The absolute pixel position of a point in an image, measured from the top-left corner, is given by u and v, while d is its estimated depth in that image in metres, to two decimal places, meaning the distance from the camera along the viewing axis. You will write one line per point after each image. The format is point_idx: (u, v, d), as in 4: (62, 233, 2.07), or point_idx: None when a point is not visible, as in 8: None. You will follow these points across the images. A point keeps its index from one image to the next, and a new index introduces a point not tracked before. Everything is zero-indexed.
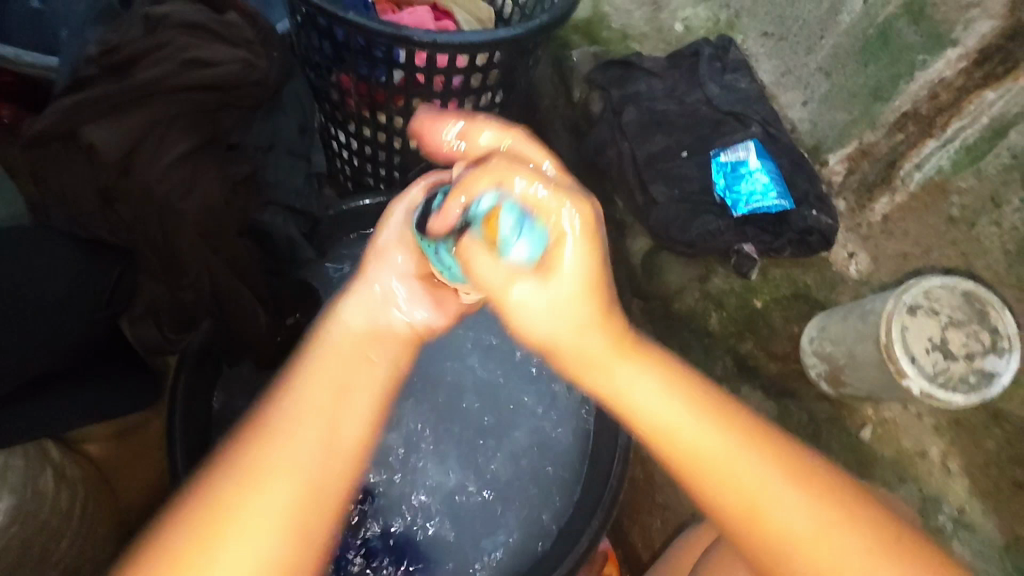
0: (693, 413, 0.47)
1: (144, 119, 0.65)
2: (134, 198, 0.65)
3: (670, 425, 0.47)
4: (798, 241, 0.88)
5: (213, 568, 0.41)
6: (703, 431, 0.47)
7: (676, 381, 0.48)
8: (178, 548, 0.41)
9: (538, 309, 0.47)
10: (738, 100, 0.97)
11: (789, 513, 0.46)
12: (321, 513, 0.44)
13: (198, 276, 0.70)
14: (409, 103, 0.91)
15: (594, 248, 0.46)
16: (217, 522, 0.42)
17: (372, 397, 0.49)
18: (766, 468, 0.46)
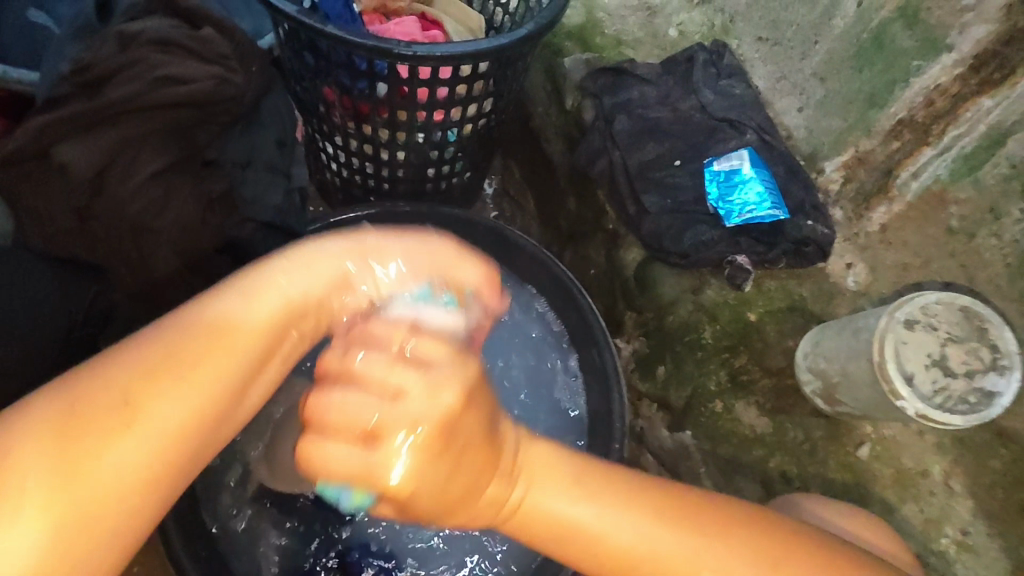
0: (630, 533, 0.45)
1: (116, 139, 0.64)
2: (108, 218, 0.65)
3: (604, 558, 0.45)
4: (793, 251, 0.85)
5: (103, 467, 0.37)
6: (644, 545, 0.45)
7: (600, 507, 0.45)
8: (81, 435, 0.37)
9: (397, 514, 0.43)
10: (732, 107, 0.95)
11: None
12: (205, 458, 0.42)
13: (175, 294, 0.70)
14: (395, 115, 0.90)
15: (422, 474, 0.40)
16: (41, 493, 0.36)
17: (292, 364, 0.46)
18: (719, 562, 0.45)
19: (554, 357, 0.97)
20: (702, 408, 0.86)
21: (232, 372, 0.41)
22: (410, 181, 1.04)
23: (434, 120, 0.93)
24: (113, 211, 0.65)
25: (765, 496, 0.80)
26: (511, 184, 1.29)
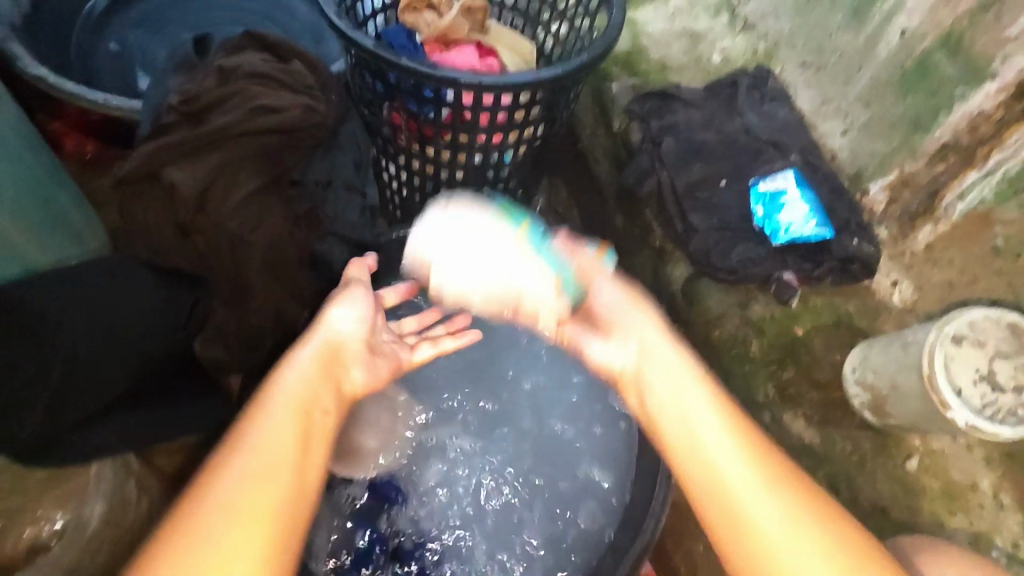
0: (781, 503, 0.53)
1: (218, 163, 0.72)
2: (208, 232, 0.72)
3: (727, 482, 0.55)
4: (839, 268, 0.89)
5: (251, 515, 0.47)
6: (765, 504, 0.53)
7: (781, 482, 0.54)
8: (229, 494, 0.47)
9: (662, 363, 0.63)
10: (777, 129, 1.00)
11: (808, 565, 0.51)
12: (296, 520, 0.49)
13: (264, 301, 0.76)
14: (457, 138, 0.96)
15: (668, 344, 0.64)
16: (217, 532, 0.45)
17: (321, 445, 0.55)
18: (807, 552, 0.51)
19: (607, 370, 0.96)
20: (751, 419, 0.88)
21: (319, 441, 0.55)
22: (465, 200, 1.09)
23: (492, 143, 0.98)
24: (213, 226, 0.72)
25: None
26: (557, 203, 1.33)
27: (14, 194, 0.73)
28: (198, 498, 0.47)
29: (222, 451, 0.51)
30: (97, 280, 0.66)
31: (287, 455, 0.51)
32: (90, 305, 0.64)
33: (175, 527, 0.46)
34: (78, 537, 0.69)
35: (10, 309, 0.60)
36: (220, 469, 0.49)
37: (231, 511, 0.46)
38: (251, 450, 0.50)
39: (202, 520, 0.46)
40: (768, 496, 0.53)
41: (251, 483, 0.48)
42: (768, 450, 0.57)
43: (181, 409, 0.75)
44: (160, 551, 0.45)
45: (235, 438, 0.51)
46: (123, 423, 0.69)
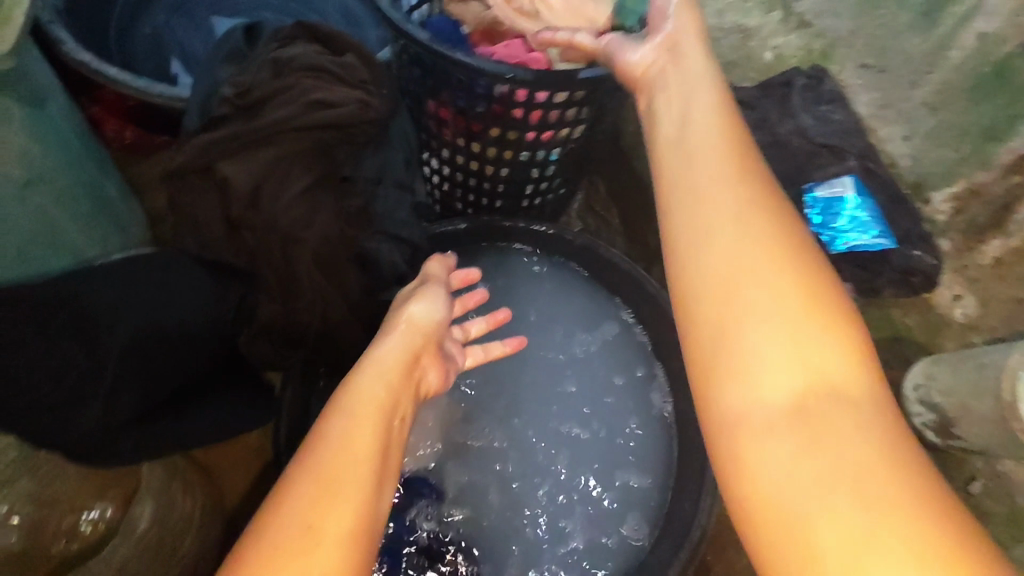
0: (771, 290, 0.46)
1: (272, 158, 0.71)
2: (260, 227, 0.72)
3: (712, 246, 0.49)
4: (899, 280, 0.88)
5: (331, 532, 0.45)
6: (753, 288, 0.46)
7: (780, 263, 0.47)
8: (307, 506, 0.46)
9: (694, 122, 0.55)
10: (834, 133, 0.97)
11: (771, 374, 0.44)
12: (372, 538, 0.47)
13: (313, 301, 0.75)
14: (505, 135, 0.93)
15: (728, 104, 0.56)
16: (296, 548, 0.44)
17: (394, 457, 0.54)
18: (788, 353, 0.45)
19: (642, 372, 0.96)
20: None
21: (391, 452, 0.53)
22: (507, 199, 1.07)
23: (541, 140, 0.95)
24: (265, 223, 0.72)
25: None
26: (597, 201, 1.30)
27: (66, 185, 0.72)
28: (272, 510, 0.47)
29: (301, 463, 0.49)
30: (155, 276, 0.67)
31: (360, 465, 0.50)
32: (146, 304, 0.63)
33: (255, 541, 0.45)
34: (127, 537, 0.75)
35: (68, 311, 0.59)
36: (293, 481, 0.48)
37: (305, 521, 0.45)
38: (327, 460, 0.49)
39: (283, 532, 0.45)
40: (738, 235, 0.48)
41: (322, 491, 0.47)
42: (767, 186, 0.51)
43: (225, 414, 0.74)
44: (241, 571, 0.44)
45: (313, 447, 0.50)
46: (170, 425, 0.69)
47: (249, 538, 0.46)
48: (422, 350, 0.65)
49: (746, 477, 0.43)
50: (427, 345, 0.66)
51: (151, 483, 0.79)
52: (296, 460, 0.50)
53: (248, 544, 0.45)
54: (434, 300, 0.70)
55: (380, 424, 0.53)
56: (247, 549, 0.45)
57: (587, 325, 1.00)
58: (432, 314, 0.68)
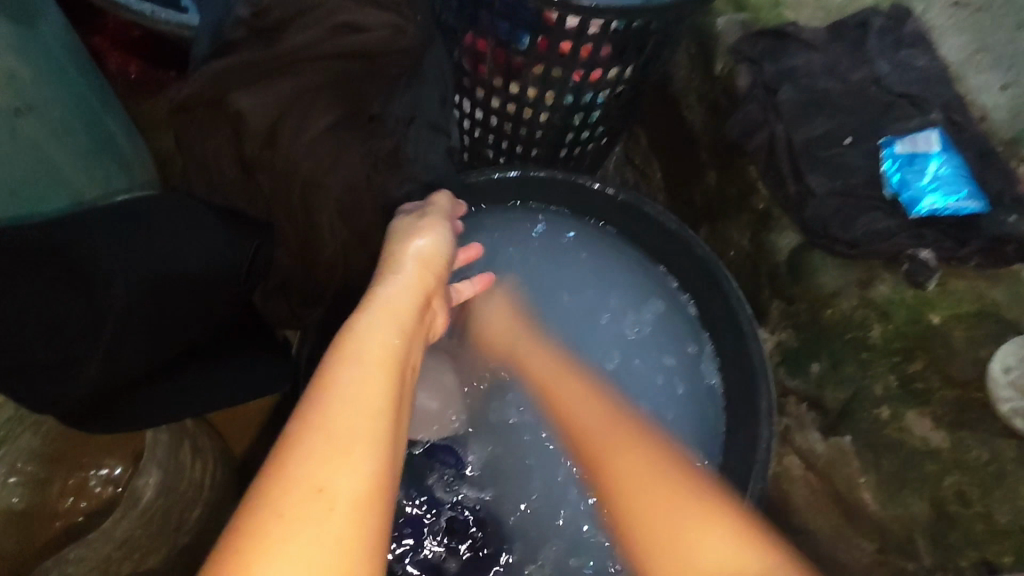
0: (681, 521, 0.61)
1: (293, 92, 0.63)
2: (279, 168, 0.66)
3: (625, 502, 0.66)
4: (988, 249, 0.76)
5: (343, 491, 0.39)
6: (661, 514, 0.63)
7: (677, 496, 0.63)
8: (313, 462, 0.39)
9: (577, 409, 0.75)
10: (916, 80, 0.85)
11: (704, 558, 0.57)
12: (388, 500, 0.41)
13: (335, 254, 0.71)
14: (548, 72, 0.83)
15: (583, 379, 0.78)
16: (304, 513, 0.37)
17: (408, 406, 0.48)
18: (709, 554, 0.57)
19: (693, 349, 0.89)
20: (865, 412, 0.78)
21: (405, 400, 0.47)
22: (544, 148, 0.98)
23: (589, 81, 0.85)
24: (284, 165, 0.65)
25: (935, 516, 0.72)
26: (636, 153, 1.20)
27: (60, 111, 0.64)
28: (274, 467, 0.40)
29: (304, 414, 0.43)
30: (166, 224, 0.60)
31: (373, 419, 0.43)
32: (148, 251, 0.56)
33: (254, 505, 0.38)
34: (131, 508, 0.67)
35: (60, 261, 0.52)
36: (295, 434, 0.41)
37: (315, 481, 0.39)
38: (333, 408, 0.43)
39: (285, 494, 0.38)
40: (648, 466, 0.68)
41: (327, 445, 0.40)
42: (641, 438, 0.71)
43: (238, 377, 0.67)
44: (237, 538, 0.37)
45: (319, 394, 0.44)
46: (170, 389, 0.61)
47: (247, 502, 0.39)
48: (432, 288, 0.59)
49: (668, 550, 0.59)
50: (438, 282, 0.60)
51: (157, 452, 0.69)
52: (296, 410, 0.44)
53: (244, 509, 0.38)
54: (441, 240, 0.63)
55: (392, 370, 0.47)
56: (241, 514, 0.38)
57: (628, 304, 0.93)
58: (442, 248, 0.62)
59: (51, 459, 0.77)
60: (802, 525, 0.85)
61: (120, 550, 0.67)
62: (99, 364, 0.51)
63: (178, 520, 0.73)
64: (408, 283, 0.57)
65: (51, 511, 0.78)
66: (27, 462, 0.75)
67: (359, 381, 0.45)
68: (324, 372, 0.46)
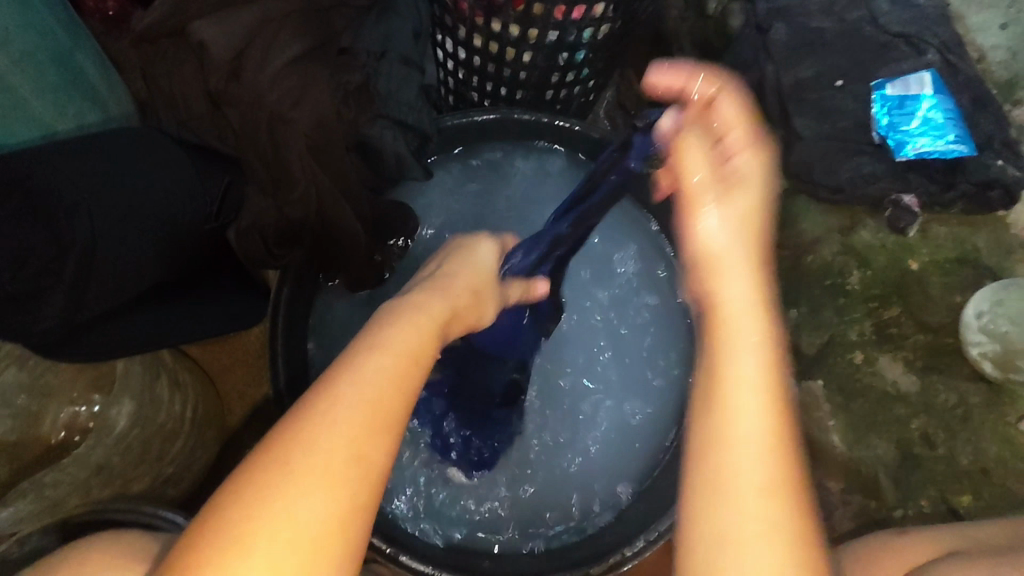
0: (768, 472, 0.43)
1: (256, 21, 0.66)
2: (244, 104, 0.67)
3: (743, 416, 0.45)
4: (973, 194, 0.75)
5: (376, 459, 0.41)
6: (759, 430, 0.44)
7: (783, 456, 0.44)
8: (356, 423, 0.42)
9: (718, 235, 0.53)
10: (913, 19, 0.80)
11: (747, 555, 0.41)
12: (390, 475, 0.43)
13: (305, 191, 0.71)
14: (530, 10, 0.80)
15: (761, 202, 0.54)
16: (337, 473, 0.40)
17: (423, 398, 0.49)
18: (773, 520, 0.42)
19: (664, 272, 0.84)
20: (838, 357, 0.78)
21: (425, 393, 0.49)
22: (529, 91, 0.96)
23: (571, 19, 0.82)
24: (250, 96, 0.67)
25: (899, 460, 0.74)
26: (627, 98, 1.17)
27: (31, 47, 0.63)
28: (311, 418, 0.42)
29: (353, 379, 0.44)
30: (129, 155, 0.59)
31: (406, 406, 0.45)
32: (110, 183, 0.56)
33: (282, 443, 0.41)
34: (106, 436, 0.71)
35: (17, 191, 0.51)
36: (336, 395, 0.43)
37: (356, 445, 0.41)
38: (377, 381, 0.44)
39: (320, 447, 0.40)
40: (758, 398, 0.46)
41: (371, 416, 0.42)
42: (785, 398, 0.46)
43: (214, 311, 0.71)
44: (271, 466, 0.40)
45: (371, 365, 0.45)
46: (132, 324, 0.61)
47: (276, 447, 0.41)
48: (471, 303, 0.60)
49: (689, 518, 0.44)
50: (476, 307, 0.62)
51: (131, 381, 0.73)
52: (341, 368, 0.45)
53: (271, 451, 0.40)
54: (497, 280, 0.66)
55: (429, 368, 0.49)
56: (267, 455, 0.40)
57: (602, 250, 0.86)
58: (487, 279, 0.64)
59: (41, 392, 0.75)
60: None
61: (97, 475, 0.71)
62: (65, 296, 0.52)
63: (158, 453, 0.77)
64: (447, 299, 0.57)
65: (45, 444, 0.75)
66: (17, 394, 0.73)
67: (401, 362, 0.47)
68: (371, 351, 0.47)
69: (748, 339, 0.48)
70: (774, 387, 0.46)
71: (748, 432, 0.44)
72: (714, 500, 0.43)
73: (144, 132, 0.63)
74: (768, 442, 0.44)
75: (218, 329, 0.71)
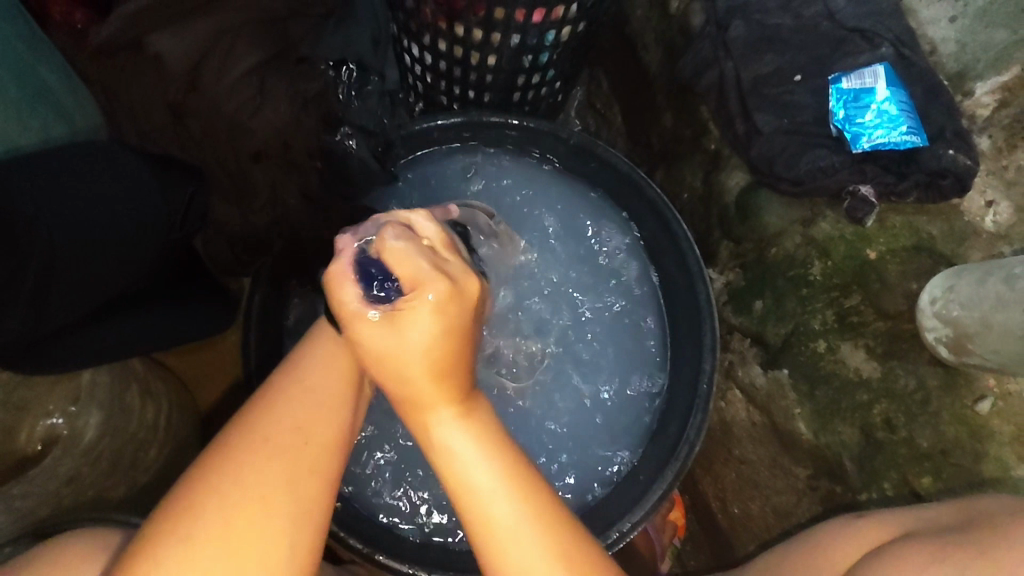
0: (509, 487, 0.44)
1: (213, 31, 0.70)
2: (204, 113, 0.73)
3: (463, 461, 0.45)
4: (926, 184, 0.76)
5: (308, 479, 0.42)
6: (484, 462, 0.45)
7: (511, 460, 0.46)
8: (278, 447, 0.42)
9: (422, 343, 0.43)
10: (868, 14, 0.82)
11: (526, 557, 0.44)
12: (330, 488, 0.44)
13: (267, 200, 0.81)
14: (491, 14, 0.81)
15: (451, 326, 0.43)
16: (275, 503, 0.40)
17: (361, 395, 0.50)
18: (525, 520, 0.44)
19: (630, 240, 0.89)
20: (802, 346, 0.80)
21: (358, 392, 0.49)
22: (498, 94, 0.97)
23: (532, 22, 0.83)
24: (209, 107, 0.73)
25: (863, 443, 0.75)
26: (597, 97, 1.19)
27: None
28: (258, 415, 0.44)
29: (272, 407, 0.44)
30: (95, 166, 0.60)
31: (350, 386, 0.48)
32: (79, 196, 0.56)
33: (236, 435, 0.43)
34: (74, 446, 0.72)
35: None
36: (279, 391, 0.45)
37: (286, 475, 0.41)
38: (298, 402, 0.45)
39: (243, 485, 0.40)
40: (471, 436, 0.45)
41: (301, 442, 0.43)
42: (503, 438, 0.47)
43: (185, 313, 0.74)
44: (191, 516, 0.39)
45: (291, 392, 0.45)
46: (101, 332, 0.63)
47: (197, 495, 0.40)
48: None
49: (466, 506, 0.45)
50: None
51: (97, 392, 0.74)
52: (262, 398, 0.45)
53: (190, 497, 0.40)
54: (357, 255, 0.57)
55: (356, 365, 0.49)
56: (185, 503, 0.39)
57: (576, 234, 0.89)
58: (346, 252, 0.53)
59: (15, 405, 0.67)
60: (740, 454, 0.91)
61: (67, 486, 0.71)
62: (24, 305, 0.53)
63: (131, 462, 0.79)
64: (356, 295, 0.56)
65: (17, 457, 0.67)
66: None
67: (326, 375, 0.47)
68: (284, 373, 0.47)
69: (424, 399, 0.45)
70: (458, 394, 0.46)
71: (455, 450, 0.45)
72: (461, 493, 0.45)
73: (114, 146, 0.64)
74: (497, 472, 0.45)
75: (191, 330, 0.75)
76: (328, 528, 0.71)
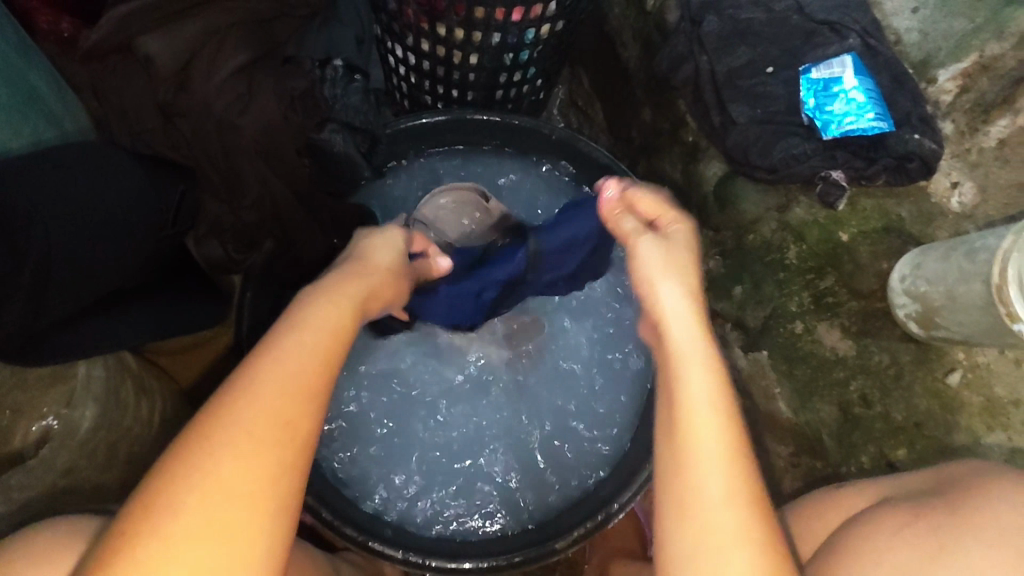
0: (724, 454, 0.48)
1: (201, 33, 0.74)
2: (192, 112, 0.75)
3: (693, 406, 0.50)
4: (894, 167, 0.79)
5: (254, 493, 0.41)
6: (710, 425, 0.49)
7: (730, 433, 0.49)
8: (227, 461, 0.41)
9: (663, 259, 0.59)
10: (837, 6, 0.84)
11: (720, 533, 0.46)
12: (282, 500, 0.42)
13: (256, 198, 0.81)
14: (472, 14, 0.83)
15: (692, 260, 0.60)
16: (217, 519, 0.40)
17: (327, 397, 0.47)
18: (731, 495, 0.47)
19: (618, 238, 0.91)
20: (781, 328, 0.82)
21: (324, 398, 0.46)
22: (482, 92, 1.00)
23: (511, 20, 0.85)
24: (198, 106, 0.75)
25: (841, 419, 0.78)
26: (579, 95, 1.22)
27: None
28: (213, 420, 0.42)
29: (229, 413, 0.42)
30: (84, 164, 0.62)
31: (318, 391, 0.46)
32: (72, 192, 0.58)
33: (192, 439, 0.42)
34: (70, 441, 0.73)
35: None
36: (242, 397, 0.43)
37: (232, 490, 0.40)
38: (256, 406, 0.43)
39: (187, 499, 0.39)
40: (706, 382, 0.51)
41: (250, 452, 0.41)
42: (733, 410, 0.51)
43: (170, 313, 0.75)
44: (137, 526, 0.39)
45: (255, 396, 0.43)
46: (94, 325, 0.65)
47: (142, 504, 0.39)
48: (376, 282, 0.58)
49: (661, 512, 0.49)
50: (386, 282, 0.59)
51: (93, 387, 0.75)
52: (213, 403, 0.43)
53: (135, 506, 0.40)
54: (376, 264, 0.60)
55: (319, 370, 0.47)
56: (133, 510, 0.40)
57: None
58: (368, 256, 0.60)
59: (10, 408, 0.69)
60: None
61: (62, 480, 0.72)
62: (20, 301, 0.53)
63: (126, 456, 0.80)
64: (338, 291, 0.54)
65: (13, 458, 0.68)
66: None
67: (283, 377, 0.45)
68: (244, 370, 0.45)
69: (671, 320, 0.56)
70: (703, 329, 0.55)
71: (695, 400, 0.50)
72: (685, 510, 0.47)
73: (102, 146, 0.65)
74: (721, 441, 0.49)
75: (181, 327, 0.76)
76: (323, 517, 0.73)
